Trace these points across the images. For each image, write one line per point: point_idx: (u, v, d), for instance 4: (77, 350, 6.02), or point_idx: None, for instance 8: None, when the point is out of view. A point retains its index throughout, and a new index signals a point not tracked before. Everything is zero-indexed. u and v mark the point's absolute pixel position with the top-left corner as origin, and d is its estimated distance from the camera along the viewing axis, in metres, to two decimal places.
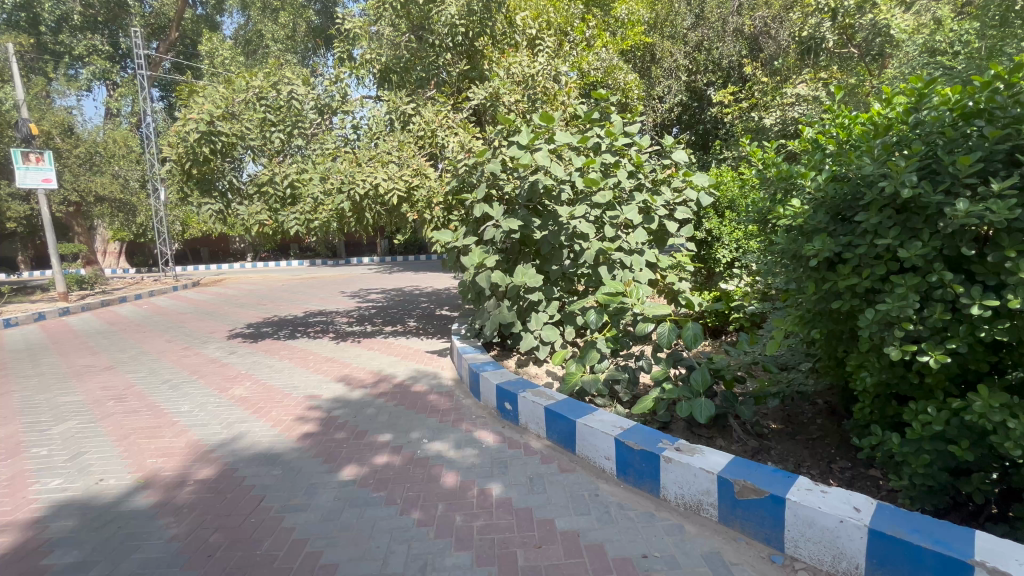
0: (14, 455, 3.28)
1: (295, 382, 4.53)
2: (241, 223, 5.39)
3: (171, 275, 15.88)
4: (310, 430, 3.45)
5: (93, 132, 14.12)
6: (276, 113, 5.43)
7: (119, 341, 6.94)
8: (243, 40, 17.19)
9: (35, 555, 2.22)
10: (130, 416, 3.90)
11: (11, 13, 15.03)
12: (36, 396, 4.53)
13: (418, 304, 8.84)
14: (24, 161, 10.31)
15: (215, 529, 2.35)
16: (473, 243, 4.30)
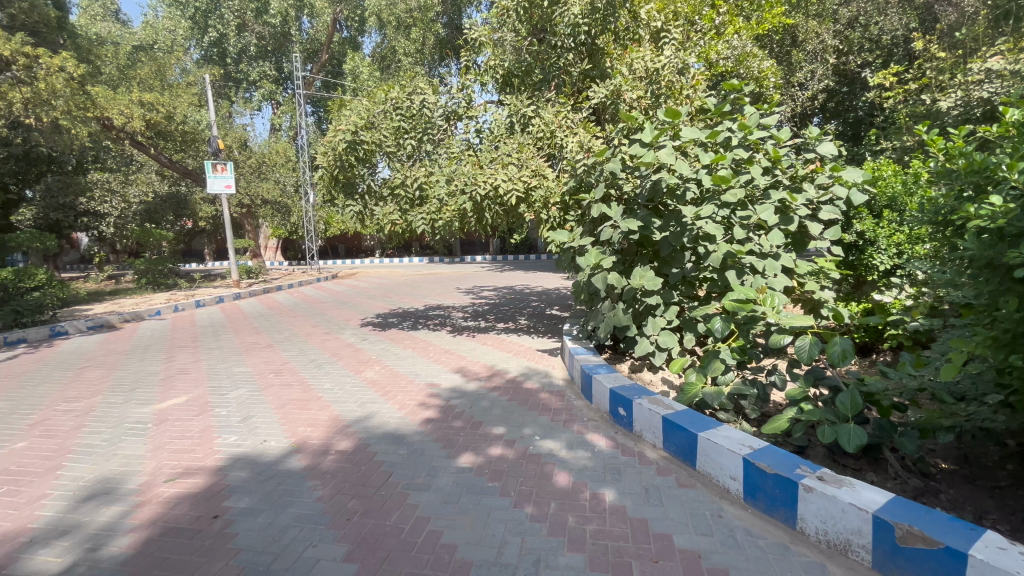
0: (204, 413, 3.99)
1: (417, 370, 4.89)
2: (376, 223, 5.91)
3: (315, 268, 18.13)
4: (431, 416, 3.70)
5: (262, 145, 16.65)
6: (410, 121, 5.90)
7: (277, 323, 8.08)
8: (379, 57, 19.05)
9: (219, 497, 2.67)
10: (285, 388, 4.52)
11: (207, 49, 18.32)
12: (218, 366, 5.46)
13: (528, 303, 9.01)
14: (213, 171, 12.49)
15: (352, 496, 2.62)
16: (589, 244, 4.26)
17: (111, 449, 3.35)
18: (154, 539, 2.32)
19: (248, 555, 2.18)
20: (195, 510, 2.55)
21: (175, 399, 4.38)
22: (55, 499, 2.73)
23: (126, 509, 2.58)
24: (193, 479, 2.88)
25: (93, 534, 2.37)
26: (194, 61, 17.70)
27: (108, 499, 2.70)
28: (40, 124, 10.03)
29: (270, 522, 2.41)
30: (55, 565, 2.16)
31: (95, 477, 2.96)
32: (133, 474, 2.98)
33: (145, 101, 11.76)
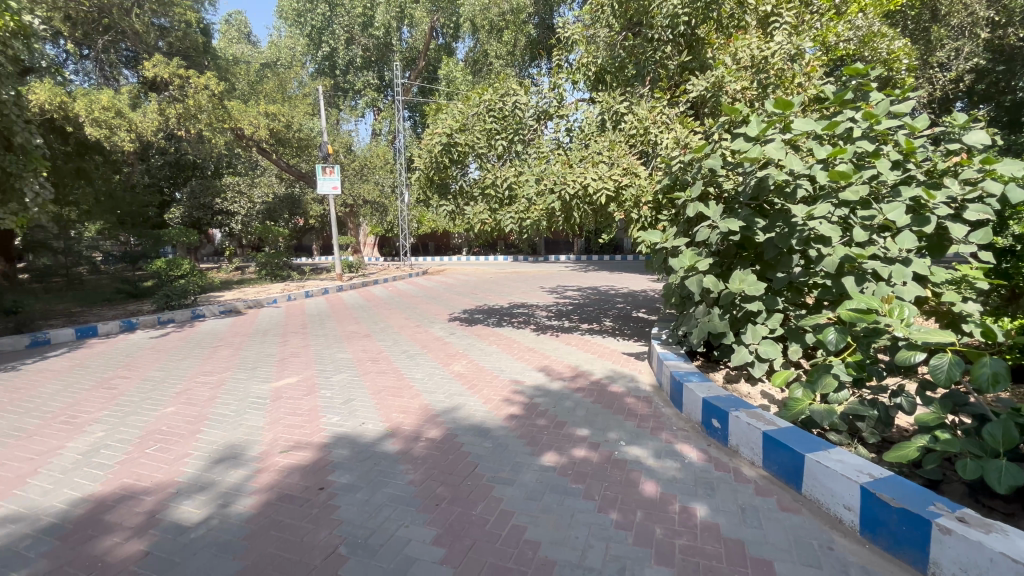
0: (311, 393, 4.40)
1: (502, 367, 4.99)
2: (467, 222, 6.11)
3: (408, 264, 19.21)
4: (515, 412, 3.76)
5: (365, 149, 17.96)
6: (502, 122, 6.00)
7: (373, 315, 8.68)
8: (472, 61, 19.72)
9: (325, 471, 2.93)
10: (381, 376, 4.84)
11: (321, 62, 20.08)
12: (323, 352, 5.98)
13: (613, 304, 8.83)
14: (322, 174, 13.70)
15: (440, 483, 2.74)
16: (683, 244, 4.06)
17: (237, 420, 3.81)
18: (271, 502, 2.60)
19: (348, 527, 2.37)
20: (304, 481, 2.81)
21: (288, 379, 4.87)
22: (195, 458, 3.15)
23: (249, 473, 2.93)
24: (303, 452, 3.19)
25: (224, 493, 2.71)
26: (309, 74, 19.52)
27: (235, 463, 3.07)
28: (188, 134, 11.73)
29: (368, 499, 2.61)
30: (195, 516, 2.50)
31: (224, 443, 3.39)
32: (254, 443, 3.36)
33: (270, 112, 12.93)
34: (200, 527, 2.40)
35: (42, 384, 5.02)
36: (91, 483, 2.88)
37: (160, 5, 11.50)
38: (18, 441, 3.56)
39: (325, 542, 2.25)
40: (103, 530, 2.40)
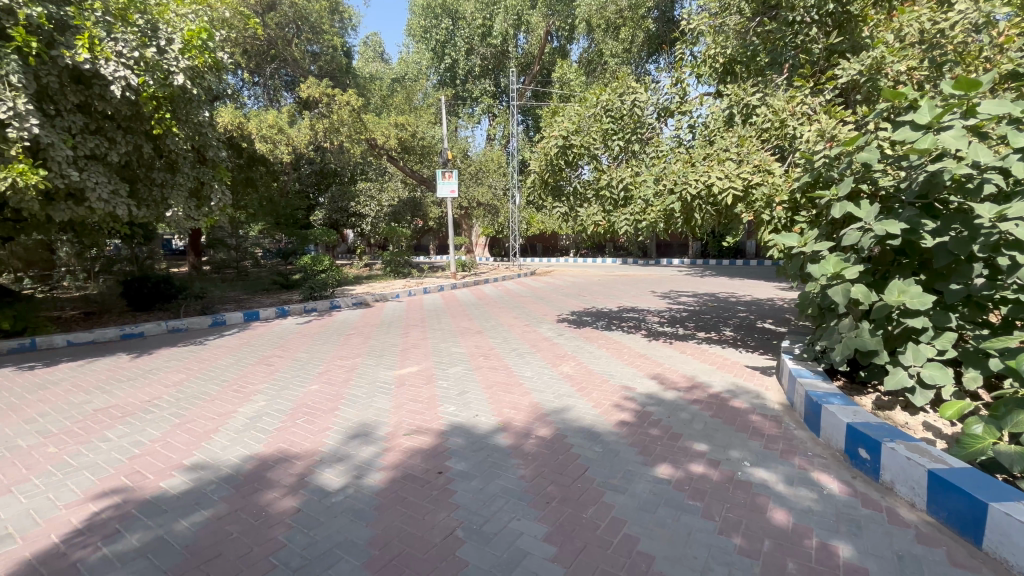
0: (430, 383, 4.71)
1: (612, 371, 4.89)
2: (579, 223, 6.08)
3: (517, 265, 19.70)
4: (626, 418, 3.65)
5: (480, 154, 18.82)
6: (619, 122, 5.87)
7: (485, 313, 9.05)
8: (586, 62, 19.59)
9: (443, 456, 3.12)
10: (493, 371, 5.04)
11: (444, 74, 21.35)
12: (440, 345, 6.39)
13: (734, 312, 8.18)
14: (442, 178, 14.58)
15: (551, 482, 2.76)
16: (826, 250, 3.62)
17: (368, 401, 4.22)
18: (397, 480, 2.84)
19: (464, 512, 2.50)
20: (425, 463, 3.03)
21: (410, 368, 5.29)
22: (334, 432, 3.57)
23: (379, 450, 3.23)
24: (423, 437, 3.43)
25: (358, 465, 3.03)
26: (433, 85, 20.89)
27: (367, 440, 3.41)
28: (332, 146, 13.29)
29: (483, 487, 2.73)
30: (335, 482, 2.83)
31: (357, 421, 3.77)
32: (382, 423, 3.69)
33: (399, 123, 13.87)
34: (340, 493, 2.71)
35: (221, 358, 6.05)
36: (256, 443, 3.40)
37: (313, 33, 13.57)
38: (204, 403, 4.33)
39: (444, 523, 2.40)
40: (265, 484, 2.83)
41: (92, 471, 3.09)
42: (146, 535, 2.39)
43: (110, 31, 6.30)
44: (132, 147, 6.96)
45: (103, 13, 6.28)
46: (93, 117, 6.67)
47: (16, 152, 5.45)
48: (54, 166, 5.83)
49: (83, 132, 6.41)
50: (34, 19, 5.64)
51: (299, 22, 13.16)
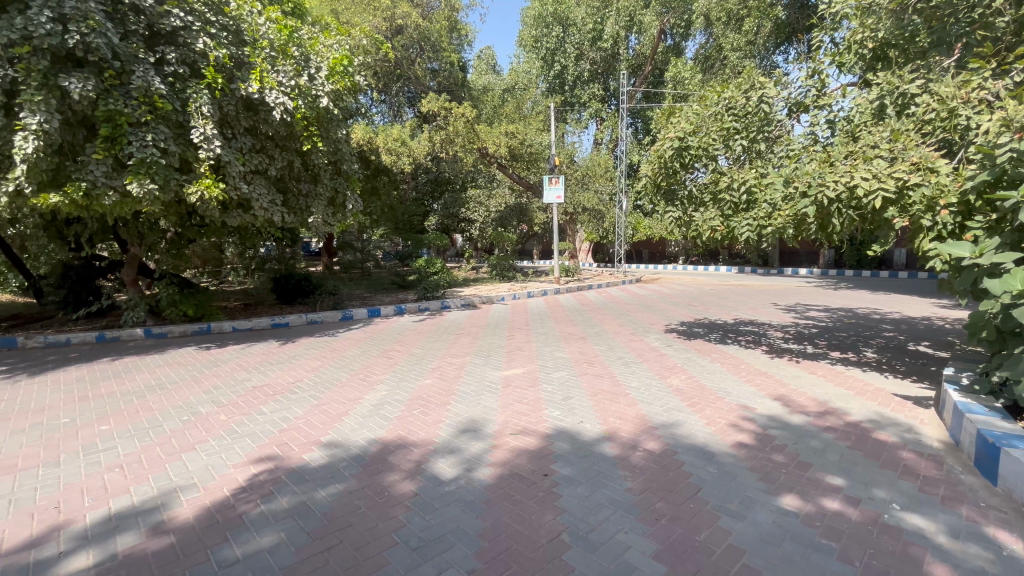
0: (535, 386, 4.80)
1: (727, 389, 4.54)
2: (694, 229, 5.77)
3: (622, 271, 19.18)
4: (745, 441, 3.38)
5: (586, 159, 18.68)
6: (743, 120, 5.47)
7: (589, 319, 8.97)
8: (703, 58, 18.54)
9: (549, 459, 3.16)
10: (598, 379, 4.97)
11: (552, 81, 21.49)
12: (544, 349, 6.46)
13: (878, 331, 7.15)
14: (549, 184, 14.68)
15: (660, 498, 2.66)
16: (1012, 262, 3.02)
17: (476, 399, 4.42)
18: (504, 478, 2.93)
19: (570, 517, 2.50)
20: (531, 464, 3.09)
21: (515, 370, 5.43)
22: (447, 425, 3.79)
23: (487, 447, 3.37)
24: (530, 438, 3.51)
25: (469, 459, 3.19)
26: (542, 92, 21.13)
27: (476, 436, 3.57)
28: (447, 156, 14.16)
29: (589, 495, 2.71)
30: (448, 473, 3.01)
31: (467, 416, 3.97)
32: (490, 421, 3.84)
33: (509, 131, 14.19)
34: (452, 483, 2.88)
35: (349, 349, 6.73)
36: (380, 428, 3.75)
37: (434, 51, 14.59)
38: (336, 389, 4.86)
39: (551, 526, 2.43)
40: (387, 467, 3.10)
41: (252, 438, 3.64)
42: (293, 499, 2.75)
43: (274, 64, 7.43)
44: (286, 162, 8.05)
45: (269, 49, 7.43)
46: (259, 138, 7.77)
47: (205, 169, 6.66)
48: (230, 180, 7.00)
49: (251, 151, 7.56)
50: (220, 59, 6.89)
51: (422, 43, 14.24)
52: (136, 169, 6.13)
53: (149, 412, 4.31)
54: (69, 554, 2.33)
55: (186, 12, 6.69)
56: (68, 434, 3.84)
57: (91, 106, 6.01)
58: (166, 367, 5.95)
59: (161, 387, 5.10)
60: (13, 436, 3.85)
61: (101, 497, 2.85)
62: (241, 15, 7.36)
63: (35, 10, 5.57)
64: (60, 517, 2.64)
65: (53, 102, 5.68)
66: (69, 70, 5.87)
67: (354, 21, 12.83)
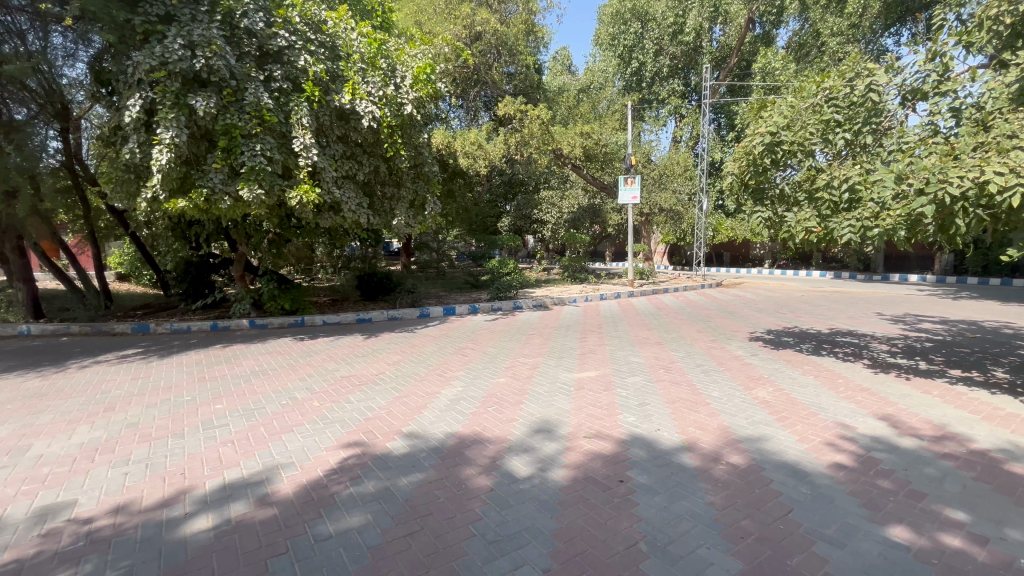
0: (609, 389, 4.72)
1: (822, 404, 4.18)
2: (786, 229, 5.33)
3: (701, 275, 18.26)
4: (844, 462, 3.09)
5: (664, 158, 18.00)
6: (846, 112, 5.03)
7: (665, 324, 8.63)
8: (796, 46, 17.23)
9: (624, 465, 3.10)
10: (676, 386, 4.78)
11: (629, 79, 20.92)
12: (618, 353, 6.32)
13: (1010, 348, 6.22)
14: (624, 185, 14.30)
15: (746, 515, 2.51)
16: None
17: (549, 399, 4.43)
18: (578, 480, 2.91)
19: (647, 527, 2.44)
20: (606, 469, 3.05)
21: (589, 373, 5.37)
22: (520, 423, 3.84)
23: (562, 448, 3.36)
24: (604, 441, 3.46)
25: (543, 459, 3.21)
26: (619, 90, 20.61)
27: (550, 436, 3.58)
28: (521, 158, 14.31)
29: (667, 505, 2.63)
30: (522, 471, 3.05)
31: (540, 416, 3.99)
32: (563, 423, 3.84)
33: (585, 132, 13.96)
34: (527, 482, 2.91)
35: (427, 345, 7.03)
36: (457, 423, 3.88)
37: (510, 55, 14.73)
38: (415, 382, 5.10)
39: (627, 534, 2.38)
40: (464, 461, 3.20)
41: (341, 424, 3.92)
42: (378, 484, 2.93)
43: (364, 76, 7.95)
44: (373, 167, 8.56)
45: (360, 62, 7.96)
46: (350, 145, 8.34)
47: (303, 175, 7.27)
48: (324, 185, 7.56)
49: (342, 158, 8.12)
50: (318, 73, 7.50)
51: (500, 48, 14.42)
52: (247, 176, 6.83)
53: (255, 395, 4.78)
54: (193, 515, 2.65)
55: (290, 32, 7.44)
56: (191, 410, 4.37)
57: (212, 120, 6.79)
58: (266, 355, 6.56)
59: (264, 373, 5.63)
60: (148, 409, 4.45)
61: (217, 467, 3.21)
62: (337, 33, 8.02)
63: (171, 39, 6.43)
64: (185, 482, 3.02)
65: (182, 118, 6.48)
66: (196, 90, 6.70)
67: (436, 31, 13.34)
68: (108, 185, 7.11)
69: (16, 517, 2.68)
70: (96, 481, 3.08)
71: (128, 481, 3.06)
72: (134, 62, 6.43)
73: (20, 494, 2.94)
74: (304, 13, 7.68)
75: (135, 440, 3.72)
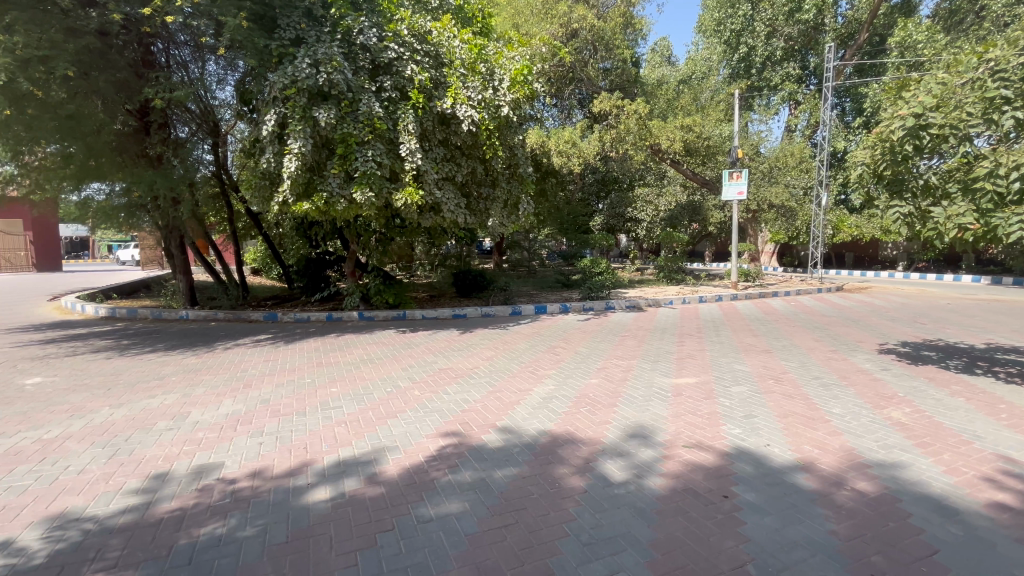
0: (710, 398, 4.43)
1: (976, 432, 3.56)
2: (932, 227, 4.59)
3: (817, 277, 16.46)
4: (1008, 502, 2.60)
5: (776, 149, 16.48)
6: (1017, 86, 4.24)
7: (775, 331, 7.90)
8: (946, 14, 14.85)
9: (728, 479, 2.90)
10: (788, 399, 4.36)
11: (735, 66, 19.45)
12: (720, 360, 5.93)
13: None
14: (729, 179, 13.32)
15: (876, 551, 2.22)
16: None
17: (644, 404, 4.27)
18: (677, 490, 2.78)
19: (756, 548, 2.26)
20: (709, 482, 2.87)
21: (687, 379, 5.09)
22: (615, 427, 3.75)
23: (659, 456, 3.23)
24: (705, 453, 3.26)
25: (639, 465, 3.11)
26: (724, 79, 19.30)
27: (646, 442, 3.46)
28: (616, 155, 13.97)
29: (779, 528, 2.41)
30: (617, 475, 2.98)
31: (635, 421, 3.87)
32: (660, 429, 3.68)
33: (686, 125, 13.20)
34: (622, 487, 2.84)
35: (519, 343, 7.13)
36: (549, 421, 3.89)
37: (607, 50, 14.56)
38: (508, 378, 5.20)
39: (732, 553, 2.22)
40: (558, 459, 3.20)
41: (439, 414, 4.11)
42: (475, 474, 3.03)
43: (464, 81, 8.26)
44: (471, 169, 8.88)
45: (461, 68, 8.27)
46: (450, 148, 8.72)
47: (408, 178, 7.74)
48: (427, 187, 7.99)
49: (443, 161, 8.52)
50: (422, 82, 7.94)
51: (596, 43, 14.29)
52: (360, 180, 7.45)
53: (364, 382, 5.20)
54: (314, 485, 2.95)
55: (399, 45, 7.99)
56: (311, 392, 4.87)
57: (332, 130, 7.49)
58: (373, 345, 7.10)
59: (372, 361, 6.11)
60: (277, 388, 5.04)
61: (333, 445, 3.55)
62: (440, 41, 8.36)
63: (300, 59, 7.21)
64: (307, 455, 3.37)
65: (308, 129, 7.24)
66: (319, 103, 7.43)
67: (532, 32, 13.44)
68: (249, 191, 8.15)
69: (180, 472, 3.18)
70: (238, 448, 3.55)
71: (262, 450, 3.49)
72: (270, 82, 7.29)
73: (182, 452, 3.49)
74: (411, 25, 8.17)
75: (267, 415, 4.23)
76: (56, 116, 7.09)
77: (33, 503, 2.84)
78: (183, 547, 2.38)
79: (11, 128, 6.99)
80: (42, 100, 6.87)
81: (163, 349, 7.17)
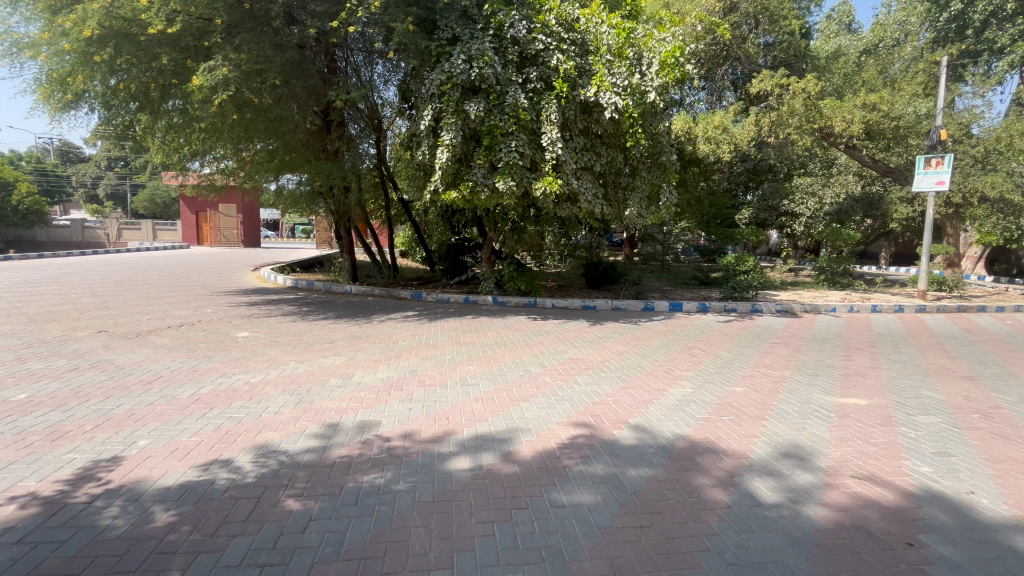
0: (887, 425, 3.76)
1: None
2: None
3: None
4: None
5: (997, 128, 13.16)
6: None
7: (982, 354, 6.38)
8: None
9: (914, 525, 2.43)
10: (1001, 440, 3.51)
11: (943, 28, 16.02)
12: (900, 381, 4.99)
13: None
14: (925, 167, 11.01)
15: None
16: None
17: (800, 422, 3.79)
18: (844, 526, 2.42)
19: None
20: (887, 523, 2.45)
21: (856, 399, 4.38)
22: (764, 442, 3.39)
23: (820, 482, 2.85)
24: (882, 488, 2.78)
25: (795, 489, 2.76)
26: (924, 44, 15.91)
27: (803, 464, 3.07)
28: (776, 140, 12.46)
29: None
30: (768, 496, 2.69)
31: (789, 439, 3.45)
32: (821, 453, 3.24)
33: (869, 102, 11.16)
34: (773, 509, 2.56)
35: (652, 340, 6.82)
36: (686, 426, 3.66)
37: (771, 23, 13.00)
38: (641, 376, 5.02)
39: None
40: (697, 467, 3.01)
41: (570, 403, 4.14)
42: (607, 468, 2.99)
43: (610, 68, 8.05)
44: (610, 158, 8.68)
45: (608, 54, 8.05)
46: (590, 138, 8.63)
47: (548, 168, 7.84)
48: (565, 176, 7.99)
49: (582, 150, 8.46)
50: (568, 71, 7.98)
51: (759, 16, 12.77)
52: (503, 170, 7.76)
53: (498, 363, 5.45)
54: (456, 454, 3.19)
55: (547, 35, 8.13)
56: (450, 367, 5.27)
57: (481, 122, 7.90)
58: (505, 330, 7.40)
59: (504, 345, 6.39)
60: (422, 361, 5.55)
61: (471, 419, 3.79)
62: (588, 28, 8.23)
63: (456, 56, 7.72)
64: (449, 426, 3.65)
65: (459, 122, 7.75)
66: (470, 97, 7.90)
67: (686, 9, 12.37)
68: (405, 181, 9.04)
69: (348, 424, 3.69)
70: (392, 410, 3.99)
71: (411, 414, 3.88)
72: (429, 80, 7.95)
73: (349, 408, 4.04)
74: (560, 14, 8.16)
75: (415, 383, 4.68)
76: (265, 118, 8.57)
77: (245, 432, 3.53)
78: (351, 490, 2.76)
79: (235, 128, 8.68)
80: (256, 106, 8.43)
81: (333, 317, 8.35)
